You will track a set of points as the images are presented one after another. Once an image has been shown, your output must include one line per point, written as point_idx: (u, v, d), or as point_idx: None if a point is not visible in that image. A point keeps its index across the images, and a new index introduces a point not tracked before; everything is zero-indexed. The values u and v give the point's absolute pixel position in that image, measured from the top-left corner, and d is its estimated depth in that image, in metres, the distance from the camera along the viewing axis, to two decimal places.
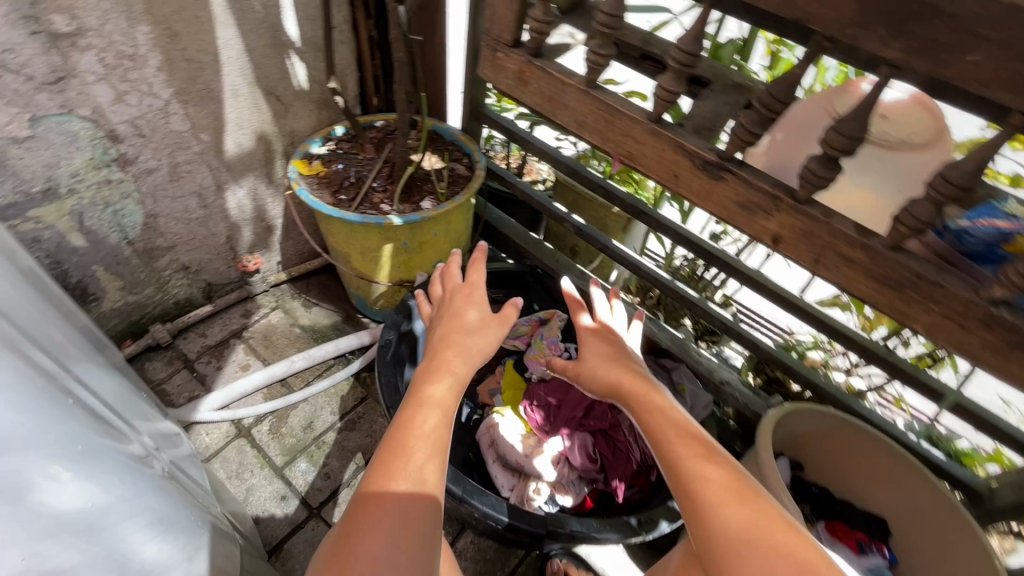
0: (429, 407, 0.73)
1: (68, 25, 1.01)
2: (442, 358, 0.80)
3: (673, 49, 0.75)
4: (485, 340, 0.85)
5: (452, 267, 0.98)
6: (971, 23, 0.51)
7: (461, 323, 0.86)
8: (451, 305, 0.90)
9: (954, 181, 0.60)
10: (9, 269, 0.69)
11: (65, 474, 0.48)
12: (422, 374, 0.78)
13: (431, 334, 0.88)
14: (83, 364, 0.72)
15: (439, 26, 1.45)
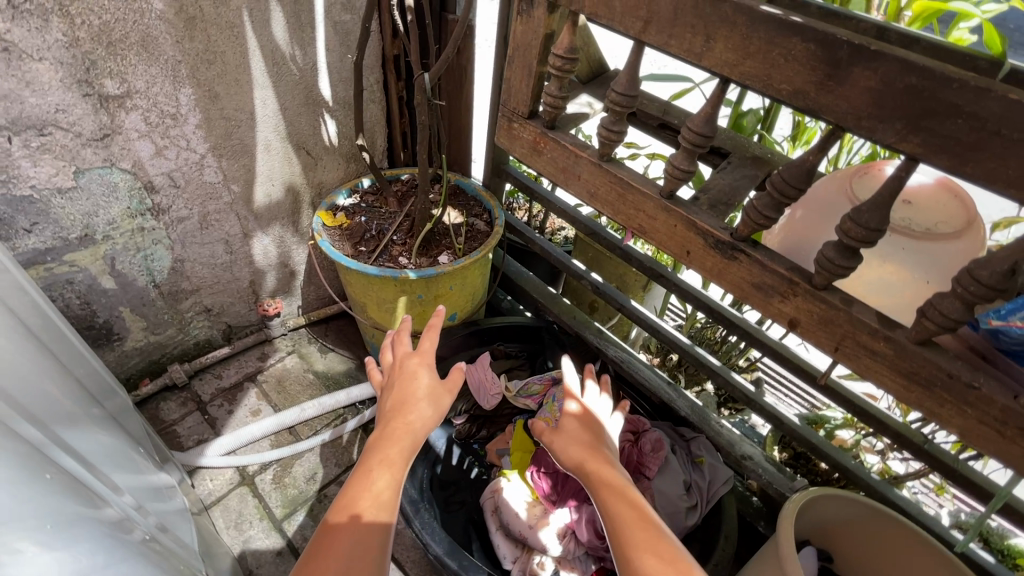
0: (377, 476, 0.72)
1: (117, 88, 1.08)
2: (393, 426, 0.78)
3: (685, 129, 0.74)
4: (435, 408, 0.82)
5: (403, 334, 0.93)
6: (993, 124, 0.49)
7: (413, 389, 0.83)
8: (402, 369, 0.87)
9: (984, 280, 0.56)
10: (16, 322, 0.71)
11: (33, 549, 0.46)
12: (374, 442, 0.76)
13: (381, 400, 0.85)
14: (73, 421, 0.72)
15: (465, 88, 1.51)
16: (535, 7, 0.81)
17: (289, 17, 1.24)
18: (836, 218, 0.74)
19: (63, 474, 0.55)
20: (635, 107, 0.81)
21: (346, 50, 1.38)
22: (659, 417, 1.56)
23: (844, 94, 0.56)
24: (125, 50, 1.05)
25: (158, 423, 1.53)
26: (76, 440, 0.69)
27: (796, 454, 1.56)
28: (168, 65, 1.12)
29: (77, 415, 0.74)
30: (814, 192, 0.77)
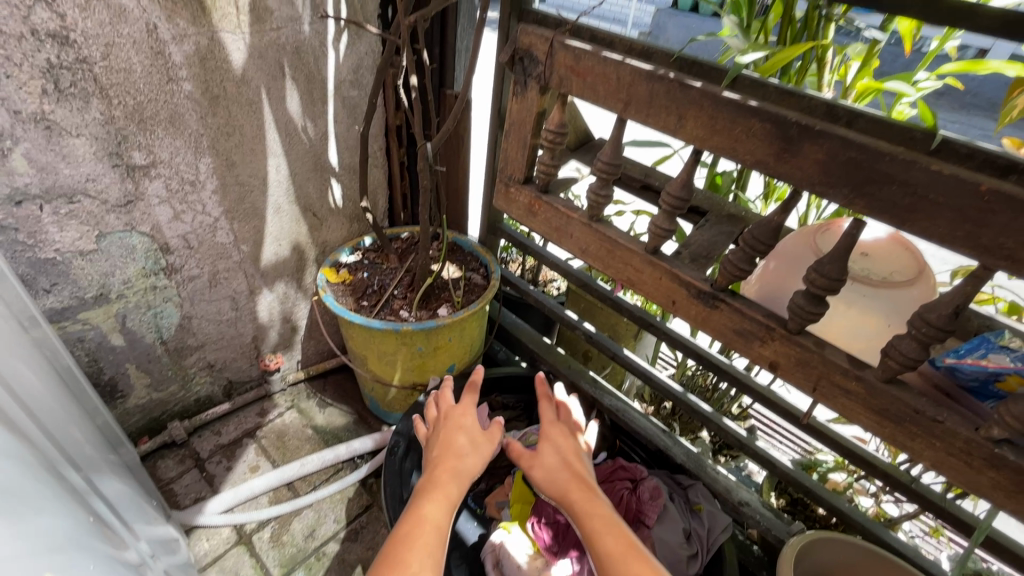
0: (431, 506, 0.78)
1: (144, 158, 1.17)
2: (442, 466, 0.85)
3: (664, 193, 0.83)
4: (479, 454, 0.89)
5: (446, 391, 1.02)
6: (921, 189, 0.58)
7: (459, 437, 0.91)
8: (447, 422, 0.95)
9: (933, 322, 0.63)
10: (48, 371, 0.76)
11: None
12: (426, 478, 0.83)
13: (428, 448, 0.92)
14: (97, 468, 0.75)
15: (463, 154, 1.63)
16: (528, 90, 0.92)
17: (303, 94, 1.36)
18: (804, 268, 0.83)
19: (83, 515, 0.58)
20: (619, 173, 0.91)
21: (353, 121, 1.51)
22: (656, 464, 1.57)
23: (798, 164, 0.66)
24: (154, 126, 1.15)
25: (155, 482, 1.52)
26: (101, 486, 0.72)
27: (793, 500, 1.58)
28: (192, 138, 1.22)
29: (100, 463, 0.78)
30: (784, 246, 0.86)
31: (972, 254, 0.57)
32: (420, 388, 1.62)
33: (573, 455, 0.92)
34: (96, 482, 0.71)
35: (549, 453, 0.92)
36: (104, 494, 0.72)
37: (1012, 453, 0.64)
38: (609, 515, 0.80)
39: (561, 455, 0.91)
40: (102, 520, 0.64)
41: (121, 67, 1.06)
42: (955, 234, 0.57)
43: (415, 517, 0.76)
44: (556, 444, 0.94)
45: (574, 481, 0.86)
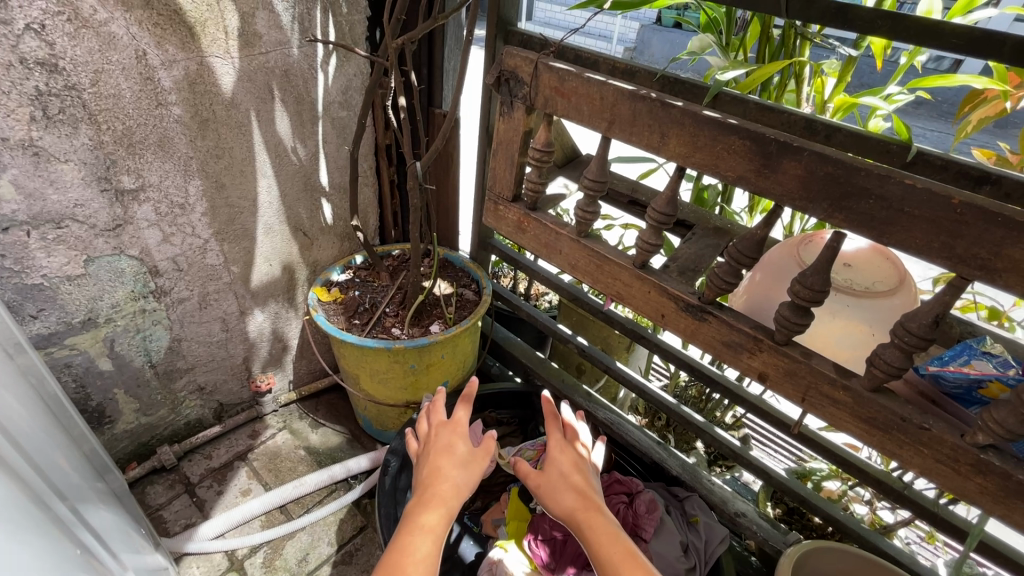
0: (419, 535, 0.77)
1: (133, 182, 1.18)
2: (431, 489, 0.82)
3: (650, 208, 0.85)
4: (470, 474, 0.87)
5: (438, 404, 0.98)
6: (897, 203, 0.59)
7: (449, 456, 0.88)
8: (438, 439, 0.92)
9: (914, 331, 0.65)
10: (35, 399, 0.75)
11: None
12: (414, 503, 0.81)
13: (417, 468, 0.89)
14: (84, 498, 0.74)
15: (452, 171, 1.64)
16: (515, 110, 0.94)
17: (293, 116, 1.37)
18: (788, 278, 0.84)
19: (61, 550, 0.57)
20: (606, 189, 0.92)
21: (342, 141, 1.52)
22: (652, 477, 1.56)
23: (778, 179, 0.67)
24: (143, 150, 1.16)
25: (143, 509, 1.49)
26: (87, 517, 0.71)
27: (789, 509, 1.58)
28: (181, 161, 1.22)
29: (87, 493, 0.76)
30: (769, 258, 0.88)
31: (947, 265, 0.59)
32: (413, 405, 1.61)
33: (577, 466, 0.90)
34: (82, 512, 0.70)
35: (555, 466, 0.90)
36: (90, 524, 0.71)
37: (997, 458, 0.65)
38: (613, 533, 0.80)
39: (567, 467, 0.89)
40: (82, 552, 0.63)
41: (110, 93, 1.06)
42: (931, 245, 0.59)
43: (402, 547, 0.75)
44: (561, 455, 0.92)
45: (579, 496, 0.85)
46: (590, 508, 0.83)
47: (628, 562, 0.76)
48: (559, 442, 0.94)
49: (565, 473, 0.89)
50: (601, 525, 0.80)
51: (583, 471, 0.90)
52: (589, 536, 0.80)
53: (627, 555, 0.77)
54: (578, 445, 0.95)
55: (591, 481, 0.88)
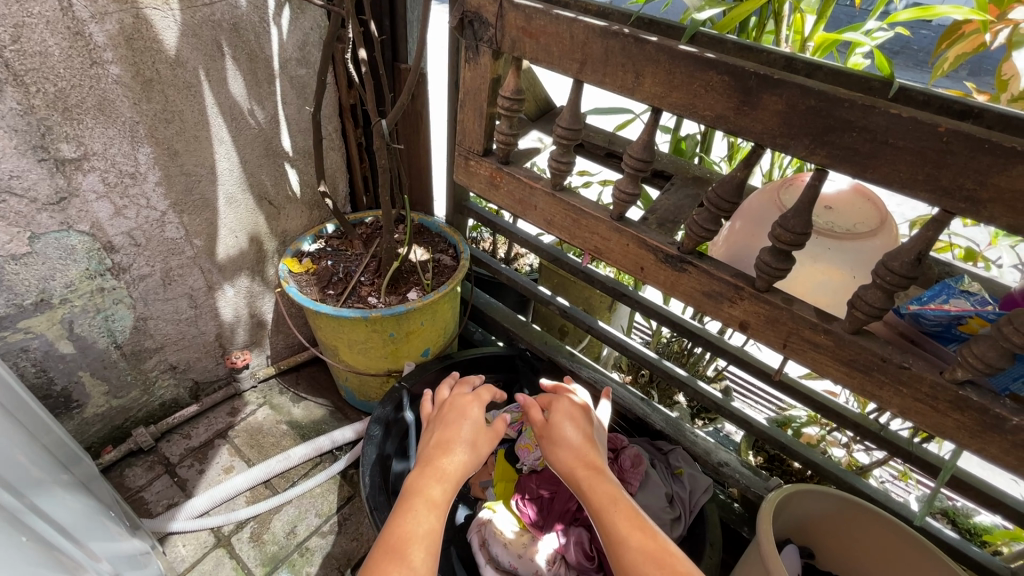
0: (422, 506, 0.74)
1: (74, 151, 1.09)
2: (434, 462, 0.80)
3: (626, 155, 0.81)
4: (479, 444, 0.84)
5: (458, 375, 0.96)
6: (881, 134, 0.56)
7: (459, 426, 0.85)
8: (450, 409, 0.89)
9: (896, 270, 0.63)
10: None
11: None
12: (417, 474, 0.78)
13: (425, 438, 0.87)
14: (41, 490, 0.70)
15: (422, 130, 1.57)
16: (481, 55, 0.88)
17: (247, 75, 1.28)
18: (768, 223, 0.83)
19: None
20: (580, 139, 0.88)
21: (303, 102, 1.43)
22: (636, 432, 1.58)
23: (757, 116, 0.64)
24: (81, 115, 1.07)
25: (123, 491, 1.46)
26: (47, 511, 0.68)
27: (771, 456, 1.62)
28: (126, 127, 1.14)
29: (44, 485, 0.72)
30: (749, 204, 0.87)
31: (932, 199, 0.57)
32: (395, 374, 1.59)
33: (579, 422, 0.87)
34: (39, 504, 0.66)
35: (558, 425, 0.86)
36: (50, 518, 0.67)
37: (975, 393, 0.65)
38: (617, 491, 0.77)
39: (570, 425, 0.86)
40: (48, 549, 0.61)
41: (37, 50, 0.97)
42: (915, 178, 0.56)
43: (404, 519, 0.73)
44: (561, 414, 0.87)
45: (581, 456, 0.82)
46: (591, 468, 0.80)
47: (632, 520, 0.73)
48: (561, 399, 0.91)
49: (570, 430, 0.85)
50: (603, 485, 0.78)
51: (586, 428, 0.87)
52: (590, 496, 0.77)
53: (632, 512, 0.75)
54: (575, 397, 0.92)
55: (592, 440, 0.85)
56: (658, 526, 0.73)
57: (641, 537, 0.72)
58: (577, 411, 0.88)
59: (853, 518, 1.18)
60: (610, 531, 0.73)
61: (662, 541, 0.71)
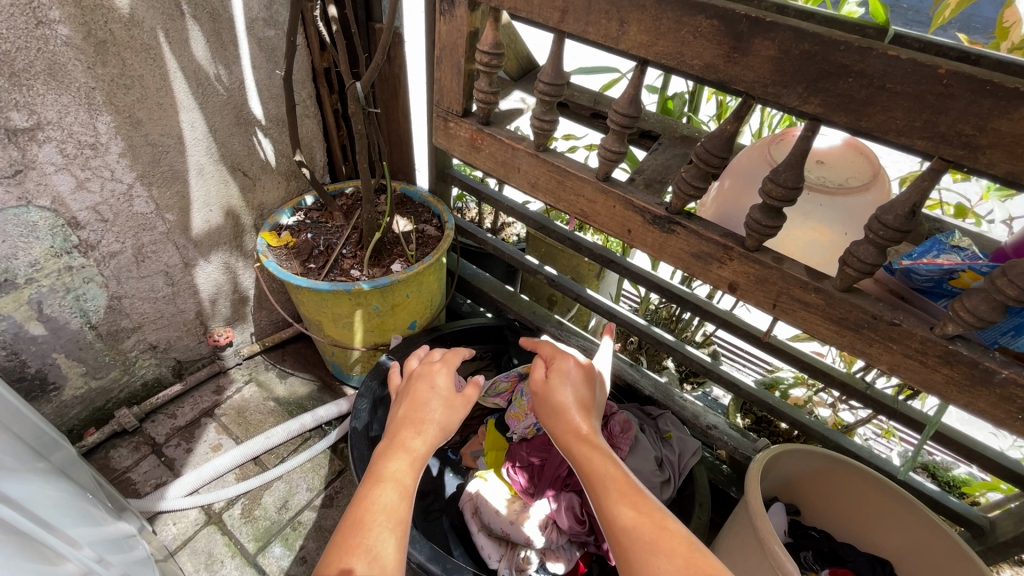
0: (389, 478, 0.72)
1: (25, 120, 1.02)
2: (404, 433, 0.78)
3: (612, 111, 0.77)
4: (448, 415, 0.83)
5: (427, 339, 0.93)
6: (878, 79, 0.54)
7: (428, 398, 0.83)
8: (419, 378, 0.87)
9: (890, 224, 0.61)
10: None
11: None
12: (387, 446, 0.77)
13: (395, 408, 0.85)
14: (15, 478, 0.68)
15: (400, 95, 1.51)
16: (457, 7, 0.83)
17: (210, 36, 1.20)
18: (759, 180, 0.81)
19: None
20: (563, 96, 0.83)
21: (273, 66, 1.36)
22: (626, 398, 1.59)
23: (749, 64, 0.60)
24: (30, 80, 1.00)
25: (110, 473, 1.44)
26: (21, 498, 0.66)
27: (758, 418, 1.64)
28: (81, 93, 1.07)
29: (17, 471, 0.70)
30: (739, 161, 0.85)
31: (930, 147, 0.54)
32: (382, 347, 1.57)
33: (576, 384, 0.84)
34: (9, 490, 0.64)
35: (553, 387, 0.83)
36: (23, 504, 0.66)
37: (965, 348, 0.64)
38: (608, 459, 0.74)
39: (566, 389, 0.83)
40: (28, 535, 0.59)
41: None
42: (913, 125, 0.54)
43: (371, 492, 0.71)
44: (561, 376, 0.84)
45: (572, 424, 0.79)
46: (582, 436, 0.78)
47: (622, 486, 0.70)
48: (552, 366, 0.87)
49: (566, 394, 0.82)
50: (593, 453, 0.75)
51: (582, 393, 0.84)
52: (583, 464, 0.75)
53: (622, 478, 0.72)
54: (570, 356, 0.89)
55: (587, 406, 0.82)
56: (647, 492, 0.71)
57: (632, 502, 0.68)
58: (574, 374, 0.85)
59: (838, 476, 1.20)
60: (600, 500, 0.70)
61: (653, 506, 0.69)
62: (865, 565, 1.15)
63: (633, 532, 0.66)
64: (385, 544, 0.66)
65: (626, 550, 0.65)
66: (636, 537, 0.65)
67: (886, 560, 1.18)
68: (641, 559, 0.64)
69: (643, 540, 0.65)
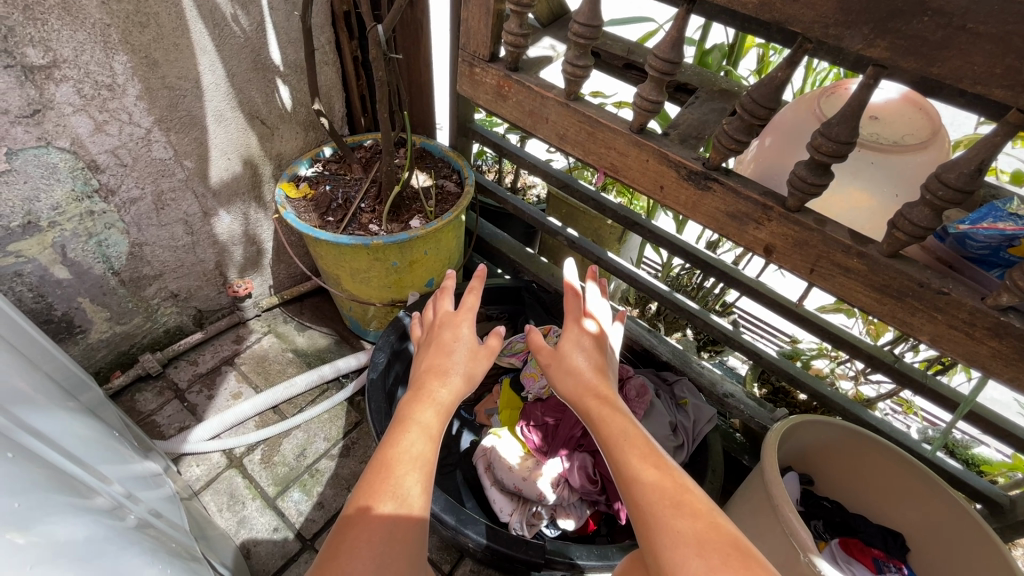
0: (414, 430, 0.73)
1: (42, 57, 1.00)
2: (427, 386, 0.79)
3: (650, 57, 0.72)
4: (471, 370, 0.83)
5: (445, 293, 0.94)
6: (958, 18, 0.48)
7: (450, 353, 0.84)
8: (442, 332, 0.88)
9: (952, 183, 0.56)
10: None
11: (28, 540, 0.46)
12: (410, 399, 0.77)
13: (417, 361, 0.86)
14: (27, 413, 0.64)
15: (423, 42, 1.45)
16: None
17: None
18: (805, 137, 0.77)
19: (33, 465, 0.54)
20: (598, 39, 0.78)
21: (292, 7, 1.30)
22: (642, 363, 1.57)
23: (810, 1, 0.55)
24: (45, 14, 0.97)
25: (135, 415, 1.48)
26: (36, 434, 0.62)
27: (775, 389, 1.63)
28: (96, 30, 1.03)
29: (26, 405, 0.65)
30: (783, 117, 0.80)
31: (1009, 97, 0.49)
32: (399, 304, 1.57)
33: (589, 350, 0.84)
34: (24, 423, 0.61)
35: (566, 351, 0.83)
36: (43, 440, 0.63)
37: (1018, 320, 0.60)
38: (627, 421, 0.73)
39: (579, 352, 0.83)
40: (63, 470, 0.60)
41: None
42: (992, 72, 0.49)
43: (398, 441, 0.71)
44: (573, 340, 0.84)
45: (589, 385, 0.78)
46: (601, 398, 0.76)
47: (642, 450, 0.68)
48: (566, 336, 0.86)
49: (581, 358, 0.82)
50: (612, 414, 0.74)
51: (596, 357, 0.83)
52: (599, 426, 0.74)
53: (642, 441, 0.70)
54: (585, 321, 0.88)
55: (603, 369, 0.81)
56: (672, 461, 0.68)
57: (651, 466, 0.66)
58: (588, 340, 0.85)
59: (856, 448, 1.18)
60: (620, 463, 0.68)
61: (673, 469, 0.67)
62: (877, 536, 1.15)
63: (651, 493, 0.64)
64: (410, 491, 0.66)
65: (644, 510, 0.63)
66: (656, 502, 0.62)
67: (899, 534, 1.17)
68: (659, 519, 0.61)
69: (663, 507, 0.62)
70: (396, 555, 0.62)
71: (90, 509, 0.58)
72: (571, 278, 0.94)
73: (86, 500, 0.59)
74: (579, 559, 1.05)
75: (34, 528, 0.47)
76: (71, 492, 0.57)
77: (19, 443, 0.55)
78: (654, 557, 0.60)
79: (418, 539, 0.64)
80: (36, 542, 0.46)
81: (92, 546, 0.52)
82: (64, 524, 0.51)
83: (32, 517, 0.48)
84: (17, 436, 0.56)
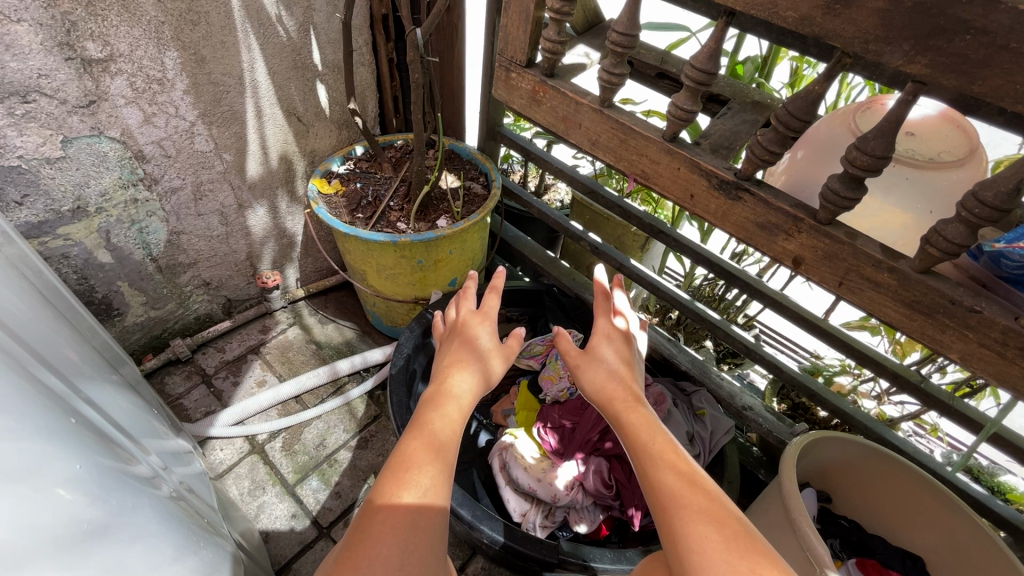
0: (437, 422, 0.75)
1: (100, 51, 1.05)
2: (449, 381, 0.81)
3: (687, 67, 0.73)
4: (492, 368, 0.86)
5: (467, 291, 0.96)
6: (1002, 37, 0.49)
7: (472, 350, 0.86)
8: (464, 329, 0.90)
9: (988, 202, 0.56)
10: (32, 292, 0.71)
11: (81, 498, 0.48)
12: (434, 392, 0.80)
13: (440, 356, 0.88)
14: (80, 383, 0.68)
15: (457, 46, 1.48)
16: None
17: None
18: (838, 151, 0.77)
19: (88, 428, 0.57)
20: (634, 49, 0.79)
21: (333, 9, 1.34)
22: (660, 372, 1.58)
23: (851, 17, 0.56)
24: (105, 10, 1.02)
25: (164, 397, 1.53)
26: (87, 400, 0.65)
27: (795, 404, 1.62)
28: (150, 27, 1.08)
29: (80, 374, 0.69)
30: (817, 130, 0.81)
31: None
32: (422, 301, 1.59)
33: (615, 347, 0.85)
34: (79, 390, 0.64)
35: (593, 350, 0.85)
36: (95, 409, 0.66)
37: None
38: (652, 421, 0.73)
39: (606, 349, 0.84)
40: (112, 437, 0.63)
41: None
42: None
43: (421, 431, 0.73)
44: (601, 337, 0.86)
45: (615, 383, 0.79)
46: (627, 396, 0.77)
47: (667, 450, 0.69)
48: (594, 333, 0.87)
49: (608, 355, 0.83)
50: (637, 413, 0.74)
51: (624, 354, 0.84)
52: (624, 423, 0.74)
53: (665, 439, 0.71)
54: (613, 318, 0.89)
55: (630, 367, 0.83)
56: (694, 459, 0.68)
57: (676, 468, 0.67)
58: (617, 338, 0.86)
59: (876, 468, 1.17)
60: (643, 458, 0.69)
61: (695, 469, 0.67)
62: (895, 557, 1.13)
63: (673, 490, 0.64)
64: (430, 481, 0.68)
65: (668, 508, 0.63)
66: (681, 501, 0.63)
67: (918, 558, 1.15)
68: (680, 513, 0.62)
69: (688, 507, 0.62)
70: (419, 543, 0.64)
71: (133, 475, 0.61)
72: (601, 277, 0.95)
73: (131, 467, 0.62)
74: (593, 563, 1.05)
75: (85, 485, 0.49)
76: (119, 458, 0.60)
77: (75, 407, 0.58)
78: (676, 554, 0.60)
79: (438, 527, 0.66)
80: (85, 499, 0.49)
81: (134, 511, 0.55)
82: (112, 487, 0.54)
83: (88, 477, 0.50)
84: (74, 401, 0.59)
